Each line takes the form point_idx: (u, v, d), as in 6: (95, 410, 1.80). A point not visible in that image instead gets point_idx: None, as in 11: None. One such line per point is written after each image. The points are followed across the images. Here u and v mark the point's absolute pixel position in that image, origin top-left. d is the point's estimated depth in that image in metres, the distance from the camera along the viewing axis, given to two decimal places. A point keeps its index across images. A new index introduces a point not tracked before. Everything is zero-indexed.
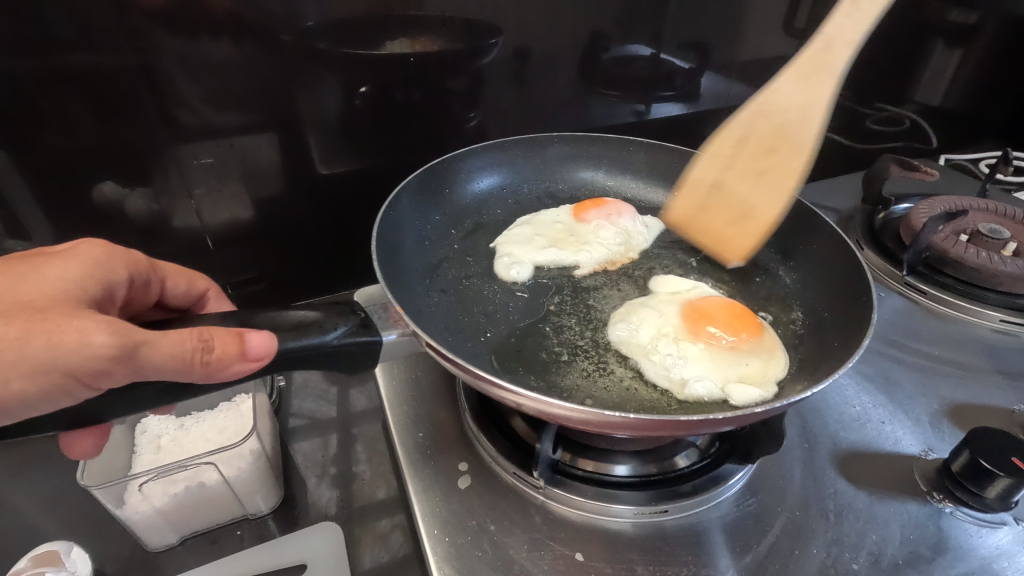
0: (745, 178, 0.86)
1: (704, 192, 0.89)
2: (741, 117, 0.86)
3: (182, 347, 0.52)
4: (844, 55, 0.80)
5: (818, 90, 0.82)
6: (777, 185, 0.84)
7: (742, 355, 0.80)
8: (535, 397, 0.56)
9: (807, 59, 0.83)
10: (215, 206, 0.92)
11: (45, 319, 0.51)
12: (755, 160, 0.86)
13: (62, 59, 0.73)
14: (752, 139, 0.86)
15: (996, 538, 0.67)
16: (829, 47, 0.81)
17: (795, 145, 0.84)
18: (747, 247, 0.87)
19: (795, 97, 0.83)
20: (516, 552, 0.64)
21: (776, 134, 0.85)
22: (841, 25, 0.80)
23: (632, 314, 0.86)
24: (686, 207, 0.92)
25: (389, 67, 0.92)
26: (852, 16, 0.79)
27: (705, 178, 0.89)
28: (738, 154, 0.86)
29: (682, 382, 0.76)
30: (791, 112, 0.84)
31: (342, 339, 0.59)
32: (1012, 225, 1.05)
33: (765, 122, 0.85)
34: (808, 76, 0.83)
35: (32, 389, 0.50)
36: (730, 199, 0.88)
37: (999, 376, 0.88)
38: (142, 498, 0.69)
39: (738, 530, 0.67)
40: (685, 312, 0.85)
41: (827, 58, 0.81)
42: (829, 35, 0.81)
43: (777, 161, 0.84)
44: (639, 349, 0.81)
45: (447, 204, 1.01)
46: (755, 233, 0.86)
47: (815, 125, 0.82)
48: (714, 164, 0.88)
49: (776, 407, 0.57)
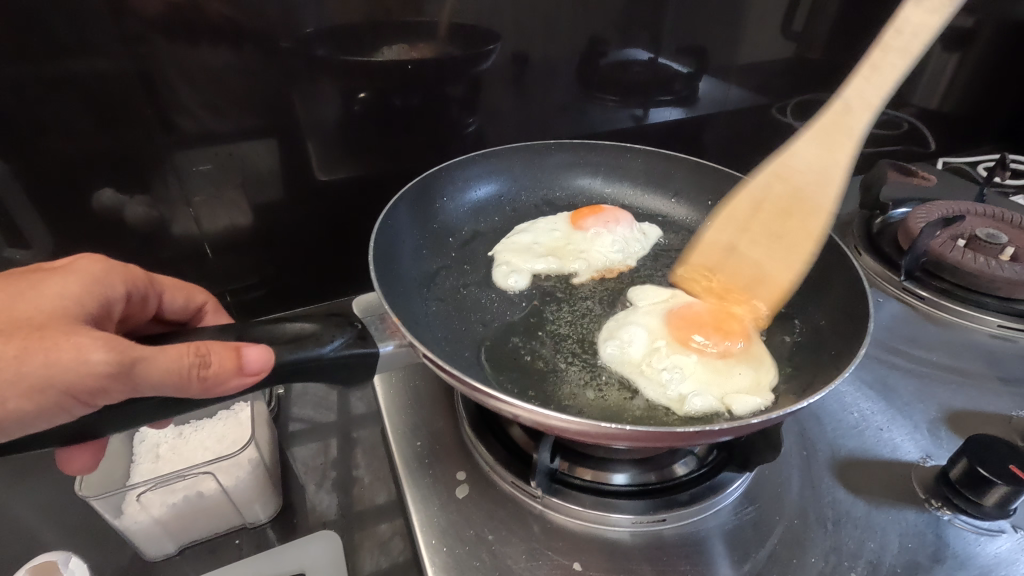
0: (759, 242, 0.87)
1: (717, 253, 0.91)
2: (758, 181, 0.87)
3: (180, 363, 0.52)
4: (864, 120, 0.80)
5: (836, 155, 0.82)
6: (789, 250, 0.84)
7: (734, 363, 0.80)
8: (531, 408, 0.56)
9: (827, 122, 0.83)
10: (213, 212, 0.92)
11: (42, 337, 0.51)
12: (771, 223, 0.86)
13: (61, 67, 0.73)
14: (767, 203, 0.86)
15: (995, 547, 0.67)
16: (851, 109, 0.81)
17: (809, 211, 0.84)
18: (762, 311, 0.87)
19: (812, 162, 0.84)
20: (514, 561, 0.64)
21: (792, 199, 0.85)
22: (861, 89, 0.80)
23: (617, 331, 0.84)
24: (699, 263, 0.92)
25: (387, 73, 0.92)
26: (872, 81, 0.79)
27: (719, 241, 0.90)
28: (754, 218, 0.87)
29: (682, 400, 0.75)
30: (809, 176, 0.84)
31: (339, 351, 0.59)
32: (1010, 230, 1.05)
33: (781, 184, 0.86)
34: (827, 140, 0.83)
35: (29, 406, 0.50)
36: (744, 261, 0.88)
37: (998, 382, 0.88)
38: (140, 508, 0.69)
39: (737, 538, 0.67)
40: (669, 324, 0.85)
41: (845, 121, 0.82)
42: (849, 100, 0.81)
43: (792, 225, 0.85)
44: (634, 366, 0.80)
45: (445, 211, 1.01)
46: (770, 297, 0.86)
47: (832, 190, 0.83)
48: (729, 226, 0.89)
49: (772, 417, 0.57)
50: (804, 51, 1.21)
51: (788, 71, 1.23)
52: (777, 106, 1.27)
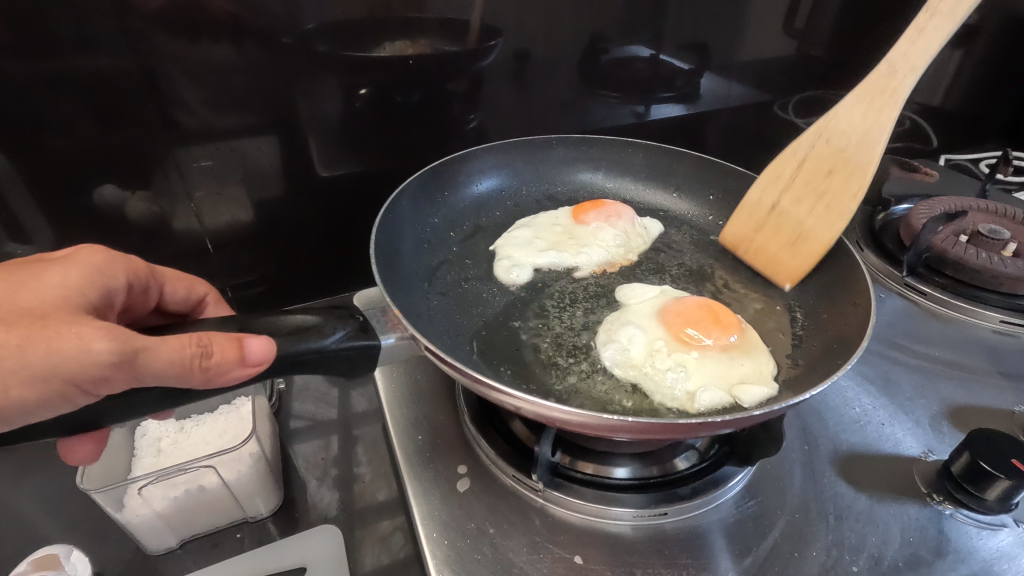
0: (802, 203, 0.86)
1: (761, 213, 0.90)
2: (802, 142, 0.86)
3: (182, 353, 0.52)
4: (909, 80, 0.78)
5: (879, 115, 0.81)
6: (830, 212, 0.83)
7: (734, 355, 0.80)
8: (533, 401, 0.56)
9: (871, 84, 0.82)
10: (215, 208, 0.92)
11: (44, 326, 0.51)
12: (813, 183, 0.86)
13: (62, 62, 0.73)
14: (810, 164, 0.86)
15: (997, 541, 0.67)
16: (894, 72, 0.80)
17: (853, 171, 0.83)
18: (801, 269, 0.87)
19: (856, 122, 0.83)
20: (515, 555, 0.64)
21: (836, 159, 0.84)
22: (907, 49, 0.78)
23: (615, 334, 0.82)
24: (742, 224, 0.93)
25: (388, 69, 0.92)
26: (918, 41, 0.77)
27: (761, 202, 0.90)
28: (796, 178, 0.87)
29: (690, 397, 0.75)
30: (851, 138, 0.83)
31: (341, 343, 0.59)
32: (1011, 225, 1.05)
33: (825, 146, 0.85)
34: (871, 100, 0.81)
35: (31, 395, 0.50)
36: (786, 222, 0.88)
37: (999, 377, 0.88)
38: (142, 501, 0.69)
39: (738, 532, 0.67)
40: (665, 322, 0.84)
41: (892, 81, 0.80)
42: (895, 61, 0.80)
43: (835, 184, 0.84)
44: (636, 369, 0.78)
45: (446, 206, 1.00)
46: (810, 257, 0.86)
47: (875, 150, 0.81)
48: (771, 187, 0.89)
49: (774, 410, 0.57)
50: (806, 48, 1.21)
51: (789, 68, 1.23)
52: (778, 103, 1.27)
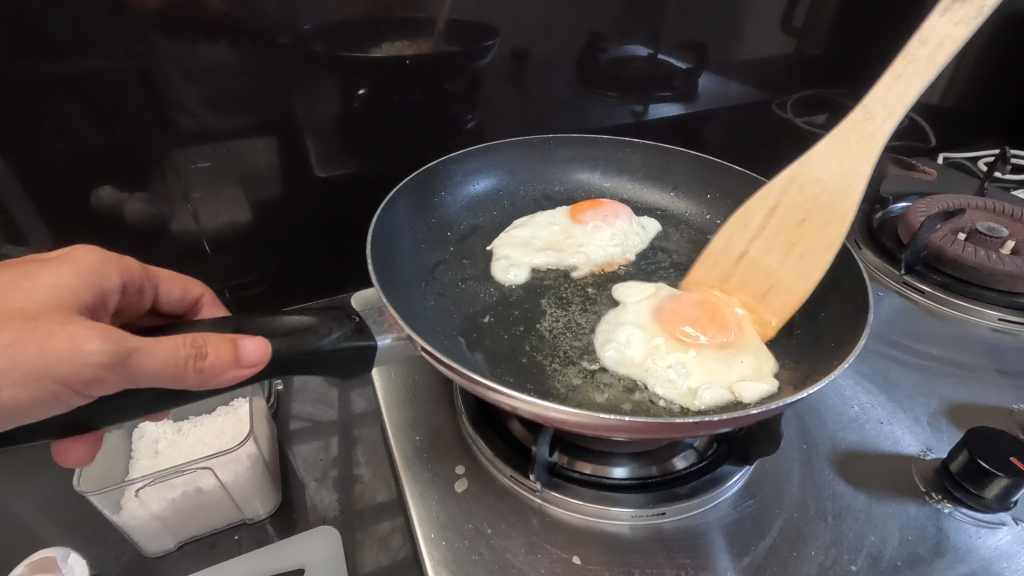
0: (772, 251, 0.81)
1: (727, 262, 0.85)
2: (770, 189, 0.81)
3: (176, 353, 0.52)
4: (889, 126, 0.73)
5: (855, 162, 0.76)
6: (805, 263, 0.78)
7: (734, 352, 0.80)
8: (530, 400, 0.56)
9: (847, 129, 0.77)
10: (212, 209, 0.92)
11: (36, 327, 0.51)
12: (785, 232, 0.80)
13: (59, 63, 0.73)
14: (781, 211, 0.80)
15: (996, 539, 0.67)
16: (871, 116, 0.75)
17: (827, 220, 0.77)
18: (771, 324, 0.81)
19: (832, 168, 0.77)
20: (514, 555, 0.64)
21: (809, 207, 0.79)
22: (884, 96, 0.73)
23: (614, 333, 0.83)
24: (708, 273, 0.87)
25: (386, 69, 0.92)
26: (896, 87, 0.73)
27: (729, 250, 0.84)
28: (765, 226, 0.81)
29: (692, 394, 0.75)
30: (827, 183, 0.77)
31: (336, 343, 0.59)
32: (1010, 224, 1.05)
33: (797, 193, 0.79)
34: (846, 147, 0.77)
35: (24, 396, 0.50)
36: (758, 271, 0.83)
37: (998, 375, 0.88)
38: (139, 503, 0.68)
39: (737, 531, 0.67)
40: (661, 320, 0.84)
41: (868, 128, 0.75)
42: (871, 105, 0.75)
43: (808, 235, 0.79)
44: (636, 367, 0.79)
45: (444, 206, 1.00)
46: (783, 309, 0.80)
47: (852, 198, 0.76)
48: (739, 235, 0.83)
49: (772, 409, 0.57)
50: (804, 47, 1.21)
51: (787, 67, 1.23)
52: (776, 101, 1.27)
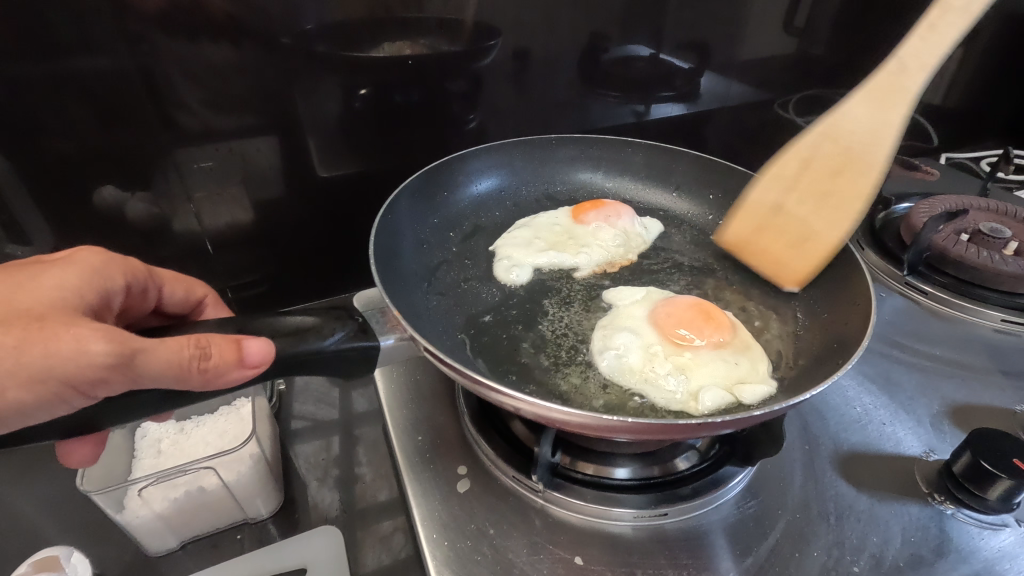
0: (805, 202, 0.84)
1: (761, 215, 0.87)
2: (807, 140, 0.85)
3: (180, 354, 0.52)
4: (920, 78, 0.80)
5: (889, 113, 0.82)
6: (838, 211, 0.82)
7: (729, 354, 0.80)
8: (533, 401, 0.56)
9: (881, 81, 0.82)
10: (215, 209, 0.92)
11: (41, 328, 0.51)
12: (820, 182, 0.84)
13: (61, 63, 0.73)
14: (817, 163, 0.84)
15: (998, 540, 0.67)
16: (903, 69, 0.81)
17: (861, 169, 0.82)
18: (807, 272, 0.85)
19: (864, 121, 0.83)
20: (515, 555, 0.64)
21: (844, 158, 0.83)
22: (918, 47, 0.79)
23: (612, 340, 0.82)
24: (739, 227, 0.90)
25: (388, 69, 0.92)
26: (928, 42, 0.79)
27: (764, 202, 0.87)
28: (800, 176, 0.85)
29: (694, 399, 0.75)
30: (860, 135, 0.83)
31: (339, 344, 0.59)
32: (1013, 224, 1.04)
33: (832, 144, 0.84)
34: (881, 98, 0.82)
35: (28, 397, 0.50)
36: (790, 222, 0.86)
37: (1000, 375, 0.88)
38: (142, 502, 0.69)
39: (739, 532, 0.67)
40: (656, 325, 0.84)
41: (901, 79, 0.81)
42: (904, 58, 0.81)
43: (843, 183, 0.83)
44: (636, 374, 0.78)
45: (446, 206, 1.00)
46: (812, 258, 0.84)
47: (887, 146, 0.81)
48: (775, 186, 0.86)
49: (775, 409, 0.57)
50: (806, 47, 1.21)
51: (790, 67, 1.23)
52: (779, 101, 1.27)
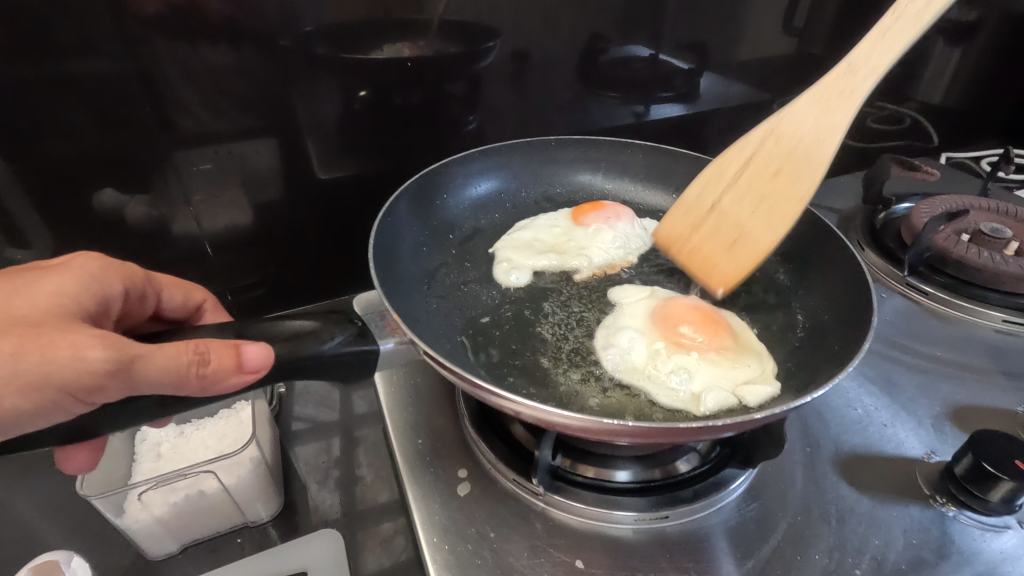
0: (743, 202, 0.83)
1: (699, 212, 0.87)
2: (747, 141, 0.84)
3: (178, 361, 0.52)
4: (868, 81, 0.77)
5: (834, 115, 0.79)
6: (773, 212, 0.80)
7: (734, 355, 0.80)
8: (533, 405, 0.55)
9: (829, 84, 0.80)
10: (214, 211, 0.92)
11: (38, 335, 0.50)
12: (758, 183, 0.82)
13: (61, 66, 0.73)
14: (757, 162, 0.83)
15: (1000, 543, 0.67)
16: (854, 72, 0.79)
17: (800, 172, 0.80)
18: (734, 275, 0.81)
19: (809, 123, 0.80)
20: (515, 559, 0.64)
21: (783, 160, 0.81)
22: (869, 51, 0.78)
23: (614, 338, 0.83)
24: (677, 223, 0.88)
25: (388, 71, 0.91)
26: (882, 42, 0.77)
27: (701, 199, 0.87)
28: (739, 176, 0.84)
29: (696, 400, 0.74)
30: (803, 138, 0.80)
31: (338, 348, 0.59)
32: (1013, 224, 1.04)
33: (774, 145, 0.82)
34: (827, 100, 0.80)
35: (25, 404, 0.50)
36: (726, 221, 0.84)
37: (1002, 376, 0.88)
38: (141, 506, 0.69)
39: (741, 535, 0.67)
40: (657, 323, 0.85)
41: (850, 83, 0.79)
42: (856, 63, 0.79)
43: (780, 185, 0.81)
44: (638, 373, 0.78)
45: (445, 209, 1.00)
46: (745, 260, 0.81)
47: (827, 150, 0.78)
48: (714, 184, 0.86)
49: (775, 413, 0.57)
50: (806, 47, 1.21)
51: (789, 67, 1.23)
52: (778, 101, 1.27)
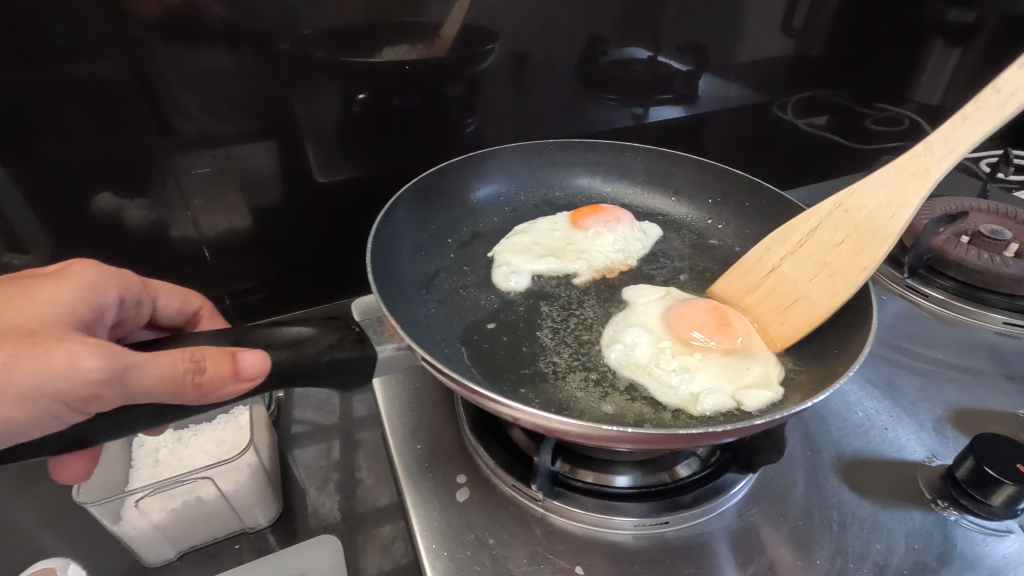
0: (803, 267, 0.78)
1: (759, 274, 0.84)
2: (817, 210, 0.79)
3: (175, 369, 0.52)
4: (945, 164, 0.70)
5: (907, 194, 0.72)
6: (833, 282, 0.75)
7: (741, 357, 0.79)
8: (532, 411, 0.55)
9: (905, 162, 0.74)
10: (212, 215, 0.92)
11: (32, 344, 0.50)
12: (821, 252, 0.77)
13: (60, 71, 0.73)
14: (823, 232, 0.78)
15: (1003, 547, 0.66)
16: (932, 152, 0.72)
17: (865, 246, 0.74)
18: (786, 338, 0.79)
19: (882, 200, 0.75)
20: (515, 565, 0.64)
21: (850, 232, 0.76)
22: (949, 135, 0.70)
23: (621, 334, 0.83)
24: (735, 285, 0.87)
25: (386, 75, 0.91)
26: (962, 128, 0.69)
27: (763, 261, 0.83)
28: (802, 243, 0.79)
29: (694, 399, 0.75)
30: (874, 214, 0.75)
31: (335, 355, 0.58)
32: (1014, 226, 1.04)
33: (842, 218, 0.77)
34: (902, 178, 0.74)
35: (20, 414, 0.50)
36: (784, 285, 0.80)
37: (1003, 379, 0.88)
38: (140, 513, 0.68)
39: (742, 539, 0.66)
40: (669, 324, 0.84)
41: (926, 163, 0.72)
42: (935, 142, 0.72)
43: (843, 258, 0.75)
44: (640, 369, 0.79)
45: (444, 213, 1.00)
46: (799, 327, 0.77)
47: (894, 228, 0.72)
48: (777, 247, 0.81)
49: (776, 418, 0.56)
50: (805, 48, 1.21)
51: (788, 69, 1.22)
52: (777, 103, 1.27)
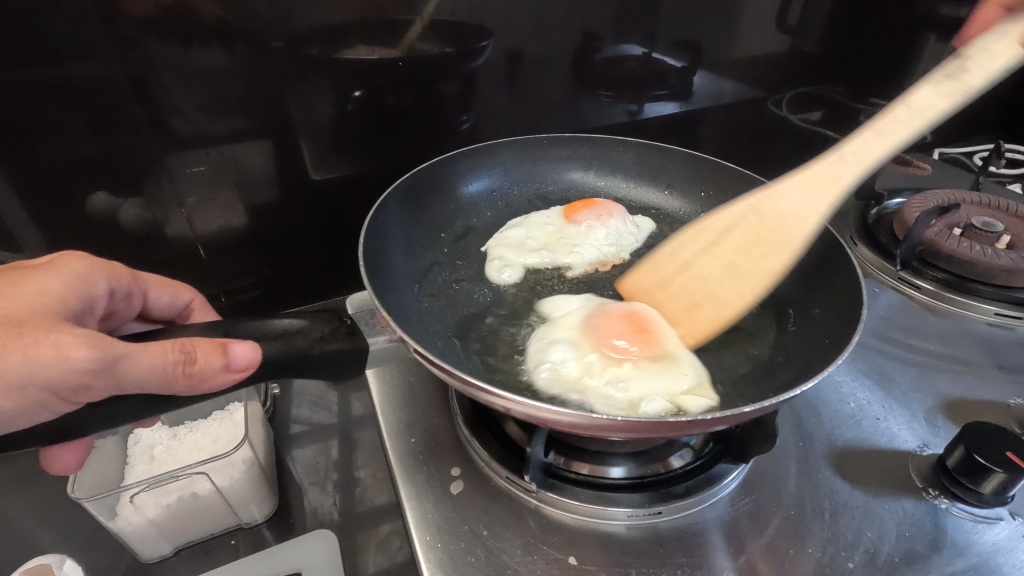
0: (714, 266, 0.80)
1: (666, 271, 0.84)
2: (732, 209, 0.82)
3: (164, 360, 0.52)
4: (852, 175, 0.79)
5: (816, 201, 0.80)
6: (743, 282, 0.79)
7: (665, 362, 0.77)
8: (523, 401, 0.55)
9: (814, 169, 0.81)
10: (207, 213, 0.92)
11: (20, 334, 0.50)
12: (736, 253, 0.80)
13: (51, 69, 0.73)
14: (737, 232, 0.81)
15: (993, 534, 0.67)
16: (842, 162, 0.80)
17: (775, 249, 0.80)
18: (697, 335, 0.80)
19: (794, 205, 0.81)
20: (509, 556, 0.64)
21: (761, 233, 0.81)
22: (858, 147, 0.79)
23: (546, 353, 0.79)
24: (644, 280, 0.86)
25: (379, 72, 0.91)
26: (871, 141, 0.78)
27: (674, 258, 0.83)
28: (717, 242, 0.81)
29: (634, 407, 0.72)
30: (783, 218, 0.80)
31: (324, 347, 0.59)
32: (1005, 218, 1.05)
33: (755, 219, 0.81)
34: (811, 184, 0.80)
35: (10, 404, 0.50)
36: (695, 282, 0.81)
37: (995, 370, 0.88)
38: (134, 509, 0.68)
39: (735, 530, 0.66)
40: (589, 335, 0.81)
41: (835, 172, 0.80)
42: (845, 153, 0.80)
43: (752, 258, 0.80)
44: (572, 386, 0.75)
45: (438, 208, 1.00)
46: (707, 324, 0.79)
47: (803, 233, 0.79)
48: (691, 245, 0.82)
49: (767, 406, 0.56)
50: (799, 44, 1.21)
51: (783, 64, 1.23)
52: (771, 100, 1.27)
